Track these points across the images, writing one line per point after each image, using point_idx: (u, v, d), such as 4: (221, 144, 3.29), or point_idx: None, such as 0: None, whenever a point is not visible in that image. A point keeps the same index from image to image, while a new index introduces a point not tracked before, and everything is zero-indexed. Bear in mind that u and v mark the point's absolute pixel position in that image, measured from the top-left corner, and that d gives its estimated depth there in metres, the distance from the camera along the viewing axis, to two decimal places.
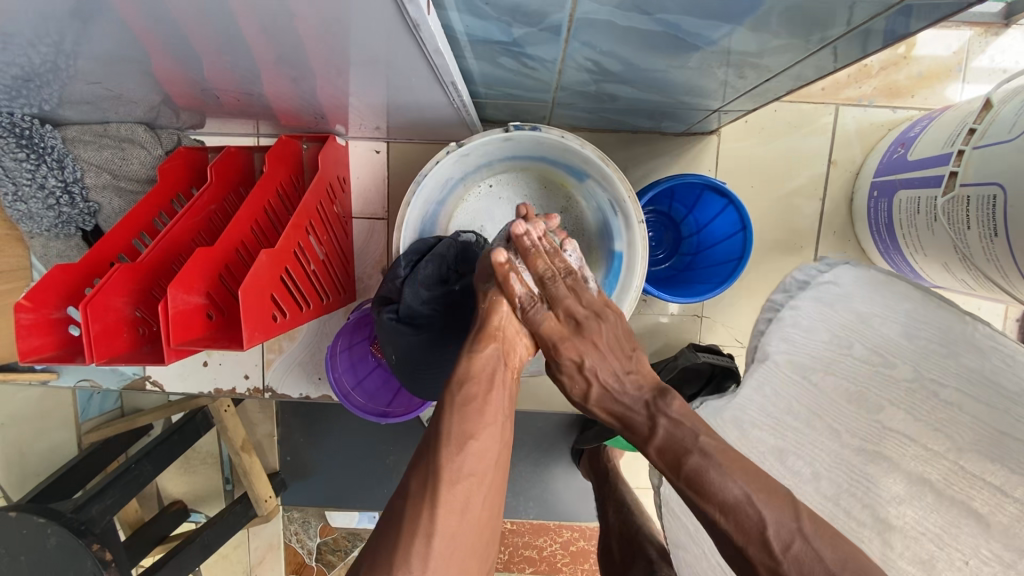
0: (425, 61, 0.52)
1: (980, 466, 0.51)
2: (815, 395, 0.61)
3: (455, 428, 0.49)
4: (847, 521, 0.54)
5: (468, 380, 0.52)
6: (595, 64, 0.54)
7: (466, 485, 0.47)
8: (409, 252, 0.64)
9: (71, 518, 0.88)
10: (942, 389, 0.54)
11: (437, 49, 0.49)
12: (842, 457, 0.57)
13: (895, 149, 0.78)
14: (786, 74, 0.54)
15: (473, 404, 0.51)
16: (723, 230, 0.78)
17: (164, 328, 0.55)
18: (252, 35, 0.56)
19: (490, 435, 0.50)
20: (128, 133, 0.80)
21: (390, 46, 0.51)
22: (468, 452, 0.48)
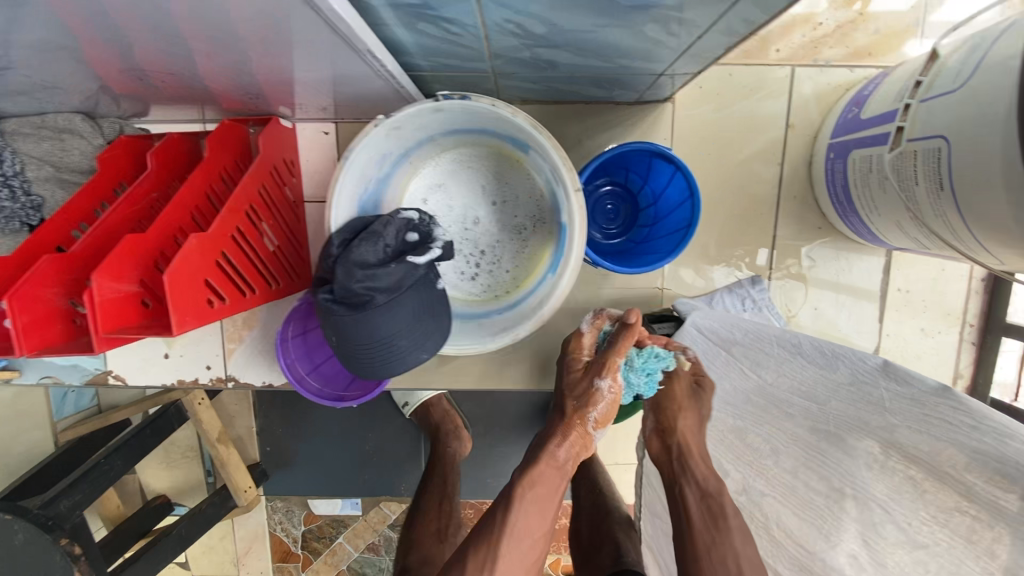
0: (329, 26, 0.50)
1: (917, 437, 0.59)
2: (768, 389, 0.74)
3: (519, 518, 0.62)
4: (808, 492, 0.69)
5: (540, 481, 0.64)
6: (518, 27, 0.52)
7: (510, 571, 0.60)
8: (343, 230, 0.61)
9: (38, 514, 0.87)
10: (876, 389, 0.64)
11: (334, 10, 0.46)
12: (804, 437, 0.70)
13: (850, 109, 0.76)
14: (717, 28, 0.53)
15: (538, 497, 0.64)
16: (675, 198, 0.76)
17: (90, 317, 0.54)
18: (154, 11, 0.53)
19: (532, 532, 0.62)
20: (66, 123, 0.79)
21: (289, 16, 0.48)
22: (517, 548, 0.61)
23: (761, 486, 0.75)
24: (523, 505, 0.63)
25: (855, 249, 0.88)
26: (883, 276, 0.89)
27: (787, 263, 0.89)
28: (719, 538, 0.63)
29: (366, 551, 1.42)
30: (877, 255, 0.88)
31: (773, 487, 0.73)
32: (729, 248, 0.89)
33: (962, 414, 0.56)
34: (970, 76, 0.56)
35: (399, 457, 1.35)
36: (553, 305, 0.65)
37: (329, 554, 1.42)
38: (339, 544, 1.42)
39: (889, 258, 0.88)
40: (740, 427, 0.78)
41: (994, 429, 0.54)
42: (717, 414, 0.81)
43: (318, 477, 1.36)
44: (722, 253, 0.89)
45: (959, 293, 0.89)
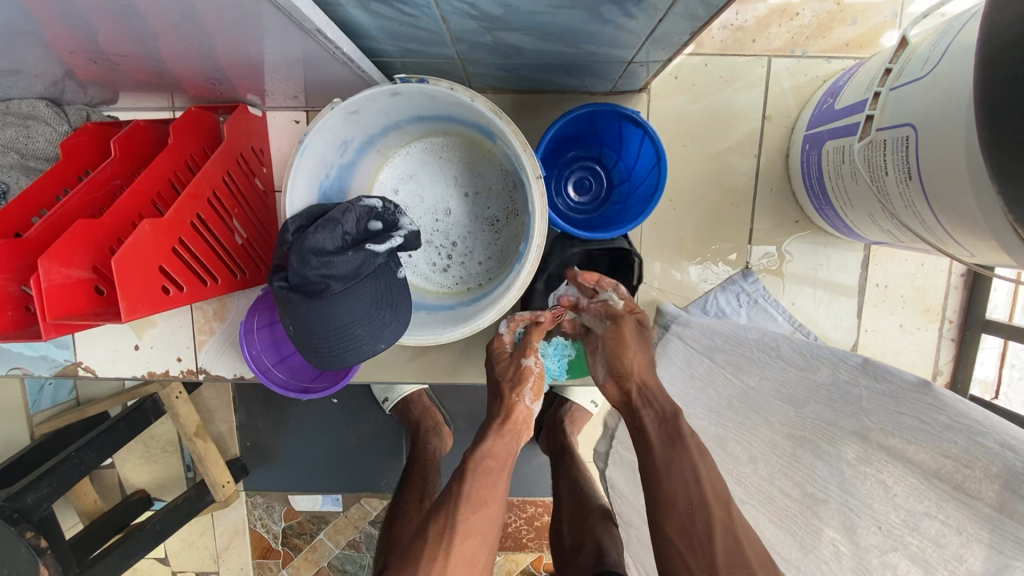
0: (274, 5, 0.49)
1: (891, 436, 0.57)
2: (749, 393, 0.73)
3: (472, 494, 0.61)
4: (787, 500, 0.65)
5: (492, 456, 0.64)
6: (473, 8, 0.51)
7: (471, 542, 0.58)
8: (300, 216, 0.60)
9: (4, 506, 0.86)
10: (856, 388, 0.62)
11: None
12: (780, 442, 0.67)
13: (825, 100, 0.75)
14: (678, 11, 0.52)
15: (490, 475, 0.63)
16: (645, 167, 0.74)
17: (37, 302, 0.53)
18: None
19: (488, 509, 0.61)
20: (30, 109, 0.78)
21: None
22: (478, 514, 0.60)
23: (741, 495, 0.69)
24: (472, 480, 0.62)
25: (833, 243, 0.87)
26: (862, 271, 0.88)
27: (764, 258, 0.88)
28: (681, 448, 0.59)
29: (346, 548, 1.41)
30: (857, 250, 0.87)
31: (749, 493, 0.69)
32: (705, 242, 0.88)
33: (937, 412, 0.55)
34: (938, 63, 0.55)
35: (380, 453, 1.34)
36: (514, 294, 0.64)
37: (310, 551, 1.41)
38: (319, 540, 1.41)
39: (867, 253, 0.87)
40: (721, 435, 0.74)
41: (970, 428, 0.52)
42: (699, 423, 0.77)
43: (299, 473, 1.35)
44: (699, 247, 0.88)
45: (939, 289, 0.88)
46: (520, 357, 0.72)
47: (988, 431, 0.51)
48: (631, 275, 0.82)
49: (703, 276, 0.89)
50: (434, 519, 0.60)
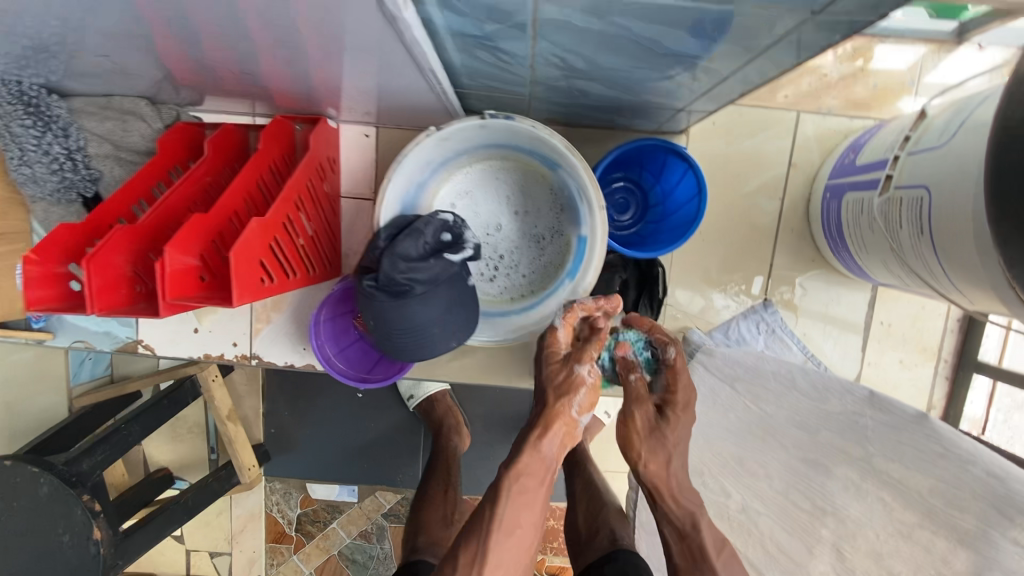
0: (406, 49, 0.57)
1: (890, 463, 0.65)
2: (765, 418, 0.81)
3: (505, 516, 0.63)
4: (801, 514, 0.72)
5: (525, 472, 0.63)
6: (562, 61, 0.59)
7: (499, 567, 0.62)
8: (389, 225, 0.70)
9: (62, 470, 0.93)
10: (864, 419, 0.70)
11: (414, 38, 0.53)
12: (793, 465, 0.75)
13: (847, 154, 0.85)
14: (736, 78, 0.61)
15: (526, 493, 0.63)
16: (683, 196, 0.81)
17: (159, 284, 0.60)
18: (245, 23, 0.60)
19: (522, 539, 0.64)
20: (130, 106, 0.85)
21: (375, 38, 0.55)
22: (511, 541, 0.63)
23: (757, 507, 0.77)
24: (507, 502, 0.63)
25: (844, 283, 0.96)
26: (868, 309, 0.97)
27: (781, 291, 0.96)
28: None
29: (357, 538, 1.46)
30: (865, 290, 0.96)
31: (768, 507, 0.76)
32: (728, 272, 0.96)
33: (934, 443, 0.62)
34: (953, 135, 0.64)
35: (398, 449, 1.40)
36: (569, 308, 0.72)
37: (321, 539, 1.46)
38: (332, 529, 1.46)
39: (874, 293, 0.96)
40: (740, 454, 0.82)
41: (962, 457, 0.60)
42: (722, 442, 0.85)
43: (318, 462, 1.41)
44: (723, 277, 0.96)
45: (936, 330, 0.97)
46: (573, 363, 0.67)
47: (977, 461, 0.58)
48: (655, 289, 0.90)
49: (724, 303, 0.97)
50: (465, 546, 0.62)
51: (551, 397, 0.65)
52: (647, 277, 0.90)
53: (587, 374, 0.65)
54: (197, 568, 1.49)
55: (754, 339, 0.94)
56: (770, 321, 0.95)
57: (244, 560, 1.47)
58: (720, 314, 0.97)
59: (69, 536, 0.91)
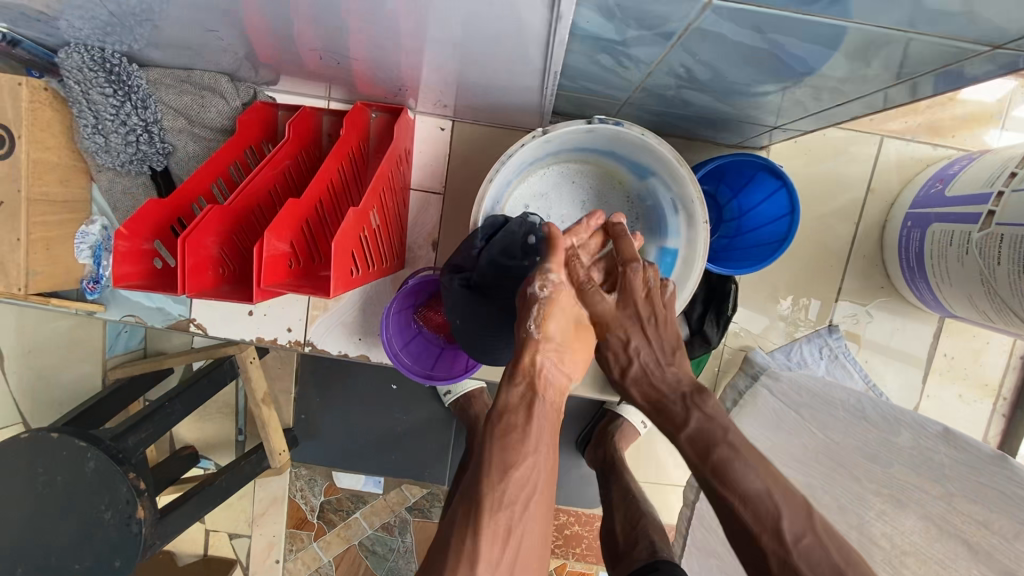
0: (543, 50, 0.58)
1: (968, 504, 0.62)
2: (828, 442, 0.81)
3: (498, 457, 0.51)
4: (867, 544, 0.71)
5: (509, 409, 0.53)
6: (686, 71, 0.58)
7: (508, 519, 0.49)
8: (485, 227, 0.71)
9: (110, 446, 0.90)
10: (937, 454, 0.68)
11: (563, 40, 0.54)
12: (872, 500, 0.72)
13: (933, 184, 0.84)
14: (860, 100, 0.60)
15: (515, 432, 0.52)
16: (769, 214, 0.80)
17: (256, 269, 0.59)
18: (376, 18, 0.60)
19: (533, 464, 0.51)
20: (210, 81, 0.83)
21: (516, 37, 0.57)
22: (512, 482, 0.50)
23: None
24: (493, 449, 0.51)
25: (912, 313, 0.95)
26: (932, 342, 0.96)
27: (846, 316, 0.95)
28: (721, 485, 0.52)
29: (379, 530, 1.45)
30: (931, 321, 0.95)
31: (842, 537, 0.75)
32: (795, 293, 0.95)
33: (1017, 485, 0.59)
34: None
35: (428, 445, 1.39)
36: None
37: (343, 528, 1.45)
38: (355, 518, 1.45)
39: (940, 324, 0.95)
40: (810, 486, 0.81)
41: None
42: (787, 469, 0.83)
43: (347, 451, 1.40)
44: (790, 298, 0.95)
45: (999, 366, 0.96)
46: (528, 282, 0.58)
47: None
48: (724, 305, 0.87)
49: (788, 325, 0.96)
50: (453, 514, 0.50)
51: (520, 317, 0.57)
52: (716, 292, 0.89)
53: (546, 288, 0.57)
54: (215, 548, 1.48)
55: (817, 363, 0.94)
56: (833, 345, 0.94)
57: (263, 544, 1.46)
58: (783, 335, 0.96)
59: (111, 514, 0.89)
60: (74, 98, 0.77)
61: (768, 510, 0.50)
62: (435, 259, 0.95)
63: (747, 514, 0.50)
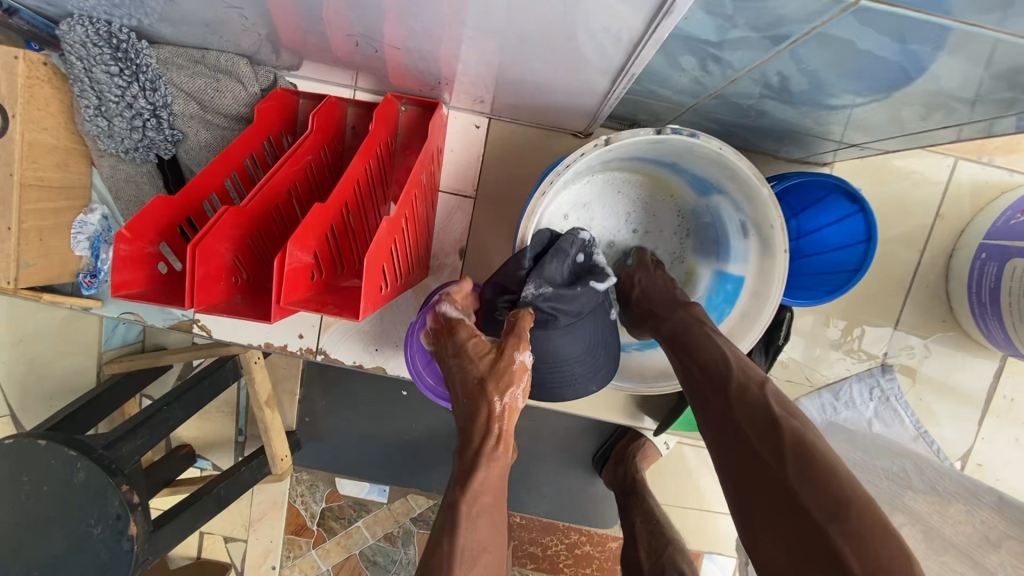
0: (626, 51, 0.50)
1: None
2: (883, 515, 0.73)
3: (468, 545, 0.52)
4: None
5: (484, 492, 0.54)
6: (781, 81, 0.51)
7: None
8: (535, 244, 0.63)
9: (101, 455, 0.84)
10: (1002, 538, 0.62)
11: (656, 41, 0.47)
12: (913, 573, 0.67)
13: (1015, 215, 0.76)
14: (974, 124, 0.53)
15: (481, 511, 0.54)
16: (835, 240, 0.72)
17: (276, 284, 0.52)
18: (426, 4, 0.52)
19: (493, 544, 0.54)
20: (227, 64, 0.75)
21: (594, 32, 0.48)
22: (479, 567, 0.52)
23: None
24: (467, 525, 0.52)
25: (973, 349, 0.88)
26: (992, 382, 0.89)
27: (901, 350, 0.89)
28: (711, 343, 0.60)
29: (381, 540, 1.38)
30: (993, 359, 0.88)
31: None
32: (849, 322, 0.88)
33: None
34: None
35: (437, 456, 1.32)
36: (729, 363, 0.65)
37: (344, 536, 1.38)
38: (356, 527, 1.38)
39: (1003, 363, 0.88)
40: None
41: None
42: None
43: (352, 458, 1.33)
44: (843, 327, 0.88)
45: None
46: (505, 351, 0.56)
47: None
48: (776, 334, 0.81)
49: (841, 356, 0.89)
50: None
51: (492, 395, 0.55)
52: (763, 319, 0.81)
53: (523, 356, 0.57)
54: (209, 551, 1.41)
55: (867, 405, 0.88)
56: (887, 384, 0.88)
57: (259, 549, 1.39)
58: (834, 367, 0.89)
59: (100, 529, 0.83)
60: (76, 74, 0.70)
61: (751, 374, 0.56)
62: (462, 268, 0.88)
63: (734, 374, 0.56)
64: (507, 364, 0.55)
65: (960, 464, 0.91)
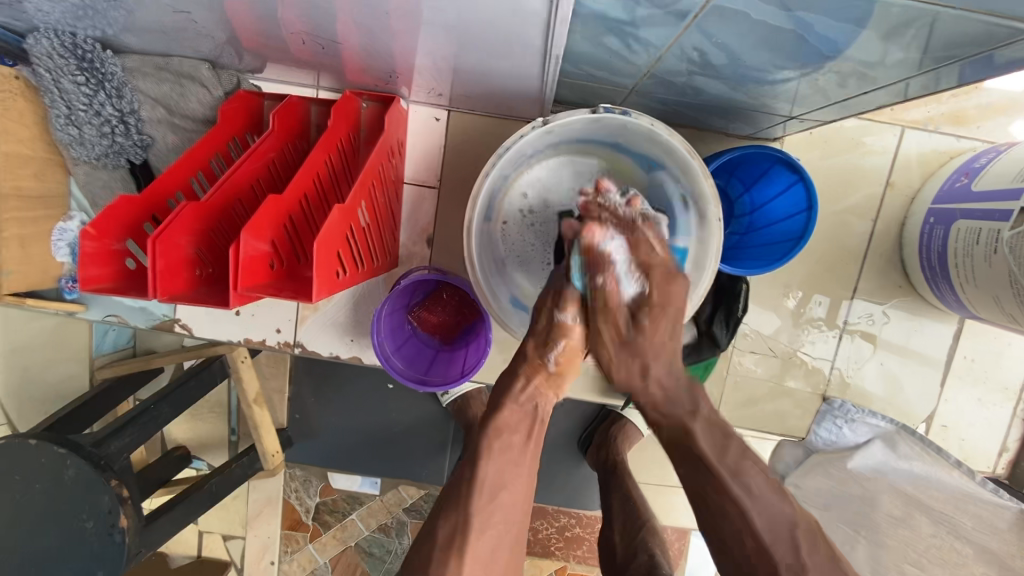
0: (542, 31, 0.53)
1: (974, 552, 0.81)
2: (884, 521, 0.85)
3: (491, 477, 0.62)
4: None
5: (507, 429, 0.64)
6: (700, 56, 0.53)
7: (488, 533, 0.60)
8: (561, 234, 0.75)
9: (91, 452, 0.87)
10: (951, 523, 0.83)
11: (563, 18, 0.49)
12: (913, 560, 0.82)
13: (958, 178, 0.79)
14: (889, 87, 0.56)
15: (511, 449, 0.64)
16: (783, 210, 0.76)
17: (233, 271, 0.56)
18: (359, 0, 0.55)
19: (516, 493, 0.63)
20: (189, 69, 0.78)
21: (512, 15, 0.51)
22: (498, 505, 0.61)
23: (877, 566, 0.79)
24: (488, 465, 0.62)
25: (930, 313, 0.90)
26: (951, 344, 0.91)
27: (860, 317, 0.91)
28: (729, 437, 0.61)
29: (375, 532, 1.39)
30: (950, 322, 0.91)
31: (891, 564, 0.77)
32: (808, 292, 0.91)
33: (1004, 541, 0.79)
34: None
35: (425, 446, 1.30)
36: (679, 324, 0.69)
37: (339, 529, 1.39)
38: (351, 520, 1.38)
39: (960, 326, 0.90)
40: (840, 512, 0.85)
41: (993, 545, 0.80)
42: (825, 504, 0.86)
43: (343, 455, 1.31)
44: (802, 297, 0.91)
45: (1019, 371, 0.91)
46: (557, 310, 0.66)
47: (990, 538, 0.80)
48: (735, 305, 0.83)
49: (801, 326, 0.92)
50: (444, 519, 0.60)
51: (537, 347, 0.67)
52: (724, 290, 0.85)
53: (570, 318, 0.66)
54: (208, 550, 1.43)
55: (847, 435, 0.92)
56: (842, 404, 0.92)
57: (257, 545, 1.41)
58: (794, 335, 0.92)
59: (93, 523, 0.86)
60: (46, 86, 0.73)
61: (759, 490, 0.59)
62: (430, 257, 0.91)
63: (754, 510, 0.58)
64: (553, 321, 0.66)
65: (923, 427, 0.93)
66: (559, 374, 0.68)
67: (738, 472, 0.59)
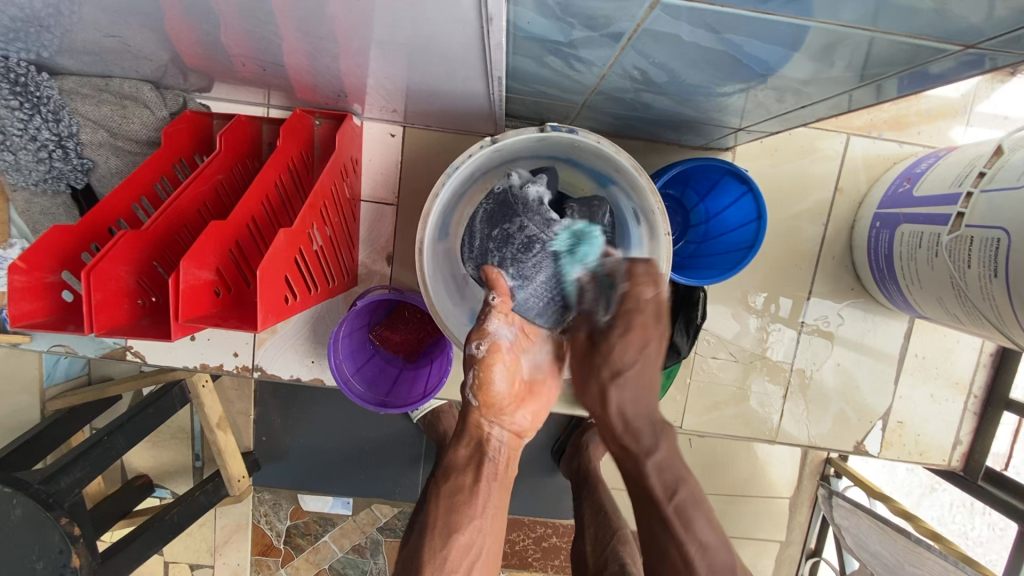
0: (482, 53, 0.53)
1: None
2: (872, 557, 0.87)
3: (443, 520, 0.64)
4: None
5: (456, 470, 0.66)
6: (641, 74, 0.54)
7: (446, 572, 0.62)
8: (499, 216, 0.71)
9: (39, 490, 0.83)
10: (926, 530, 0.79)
11: (499, 42, 0.49)
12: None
13: (901, 183, 0.81)
14: (826, 101, 0.57)
15: (464, 491, 0.65)
16: (735, 219, 0.77)
17: (173, 302, 0.54)
18: (297, 23, 0.54)
19: (474, 527, 0.64)
20: (132, 90, 0.76)
21: (452, 37, 0.51)
22: (453, 542, 0.63)
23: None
24: (440, 500, 0.65)
25: (882, 313, 0.93)
26: (903, 340, 0.94)
27: (817, 318, 0.94)
28: None
29: (350, 553, 1.35)
30: (902, 319, 0.93)
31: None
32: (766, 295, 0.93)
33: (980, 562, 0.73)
34: None
35: (398, 463, 1.27)
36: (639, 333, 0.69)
37: (311, 552, 1.35)
38: (323, 542, 1.34)
39: (911, 323, 0.93)
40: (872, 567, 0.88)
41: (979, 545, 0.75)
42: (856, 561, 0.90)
43: (313, 475, 1.28)
44: (759, 302, 0.93)
45: (969, 365, 0.95)
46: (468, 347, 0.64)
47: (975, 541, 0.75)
48: (693, 314, 0.84)
49: (759, 328, 0.94)
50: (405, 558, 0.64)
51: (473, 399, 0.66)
52: (682, 299, 0.86)
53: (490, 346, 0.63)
54: None
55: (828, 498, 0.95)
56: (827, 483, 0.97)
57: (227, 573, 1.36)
58: (755, 339, 0.94)
59: (42, 564, 0.83)
60: None
61: None
62: (391, 274, 0.90)
63: None
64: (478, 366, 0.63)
65: (881, 424, 0.96)
66: (488, 405, 0.66)
67: (682, 512, 0.61)
